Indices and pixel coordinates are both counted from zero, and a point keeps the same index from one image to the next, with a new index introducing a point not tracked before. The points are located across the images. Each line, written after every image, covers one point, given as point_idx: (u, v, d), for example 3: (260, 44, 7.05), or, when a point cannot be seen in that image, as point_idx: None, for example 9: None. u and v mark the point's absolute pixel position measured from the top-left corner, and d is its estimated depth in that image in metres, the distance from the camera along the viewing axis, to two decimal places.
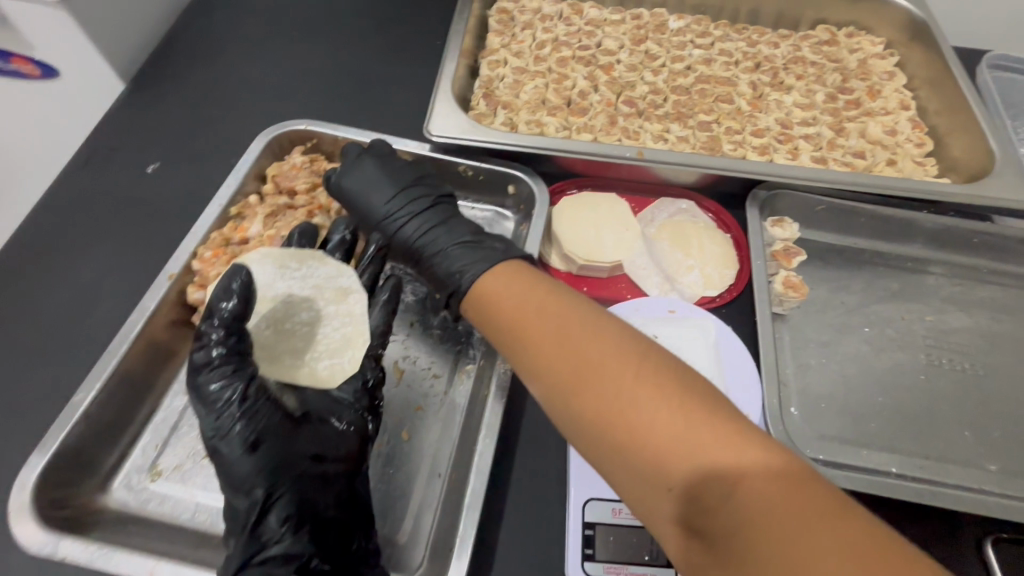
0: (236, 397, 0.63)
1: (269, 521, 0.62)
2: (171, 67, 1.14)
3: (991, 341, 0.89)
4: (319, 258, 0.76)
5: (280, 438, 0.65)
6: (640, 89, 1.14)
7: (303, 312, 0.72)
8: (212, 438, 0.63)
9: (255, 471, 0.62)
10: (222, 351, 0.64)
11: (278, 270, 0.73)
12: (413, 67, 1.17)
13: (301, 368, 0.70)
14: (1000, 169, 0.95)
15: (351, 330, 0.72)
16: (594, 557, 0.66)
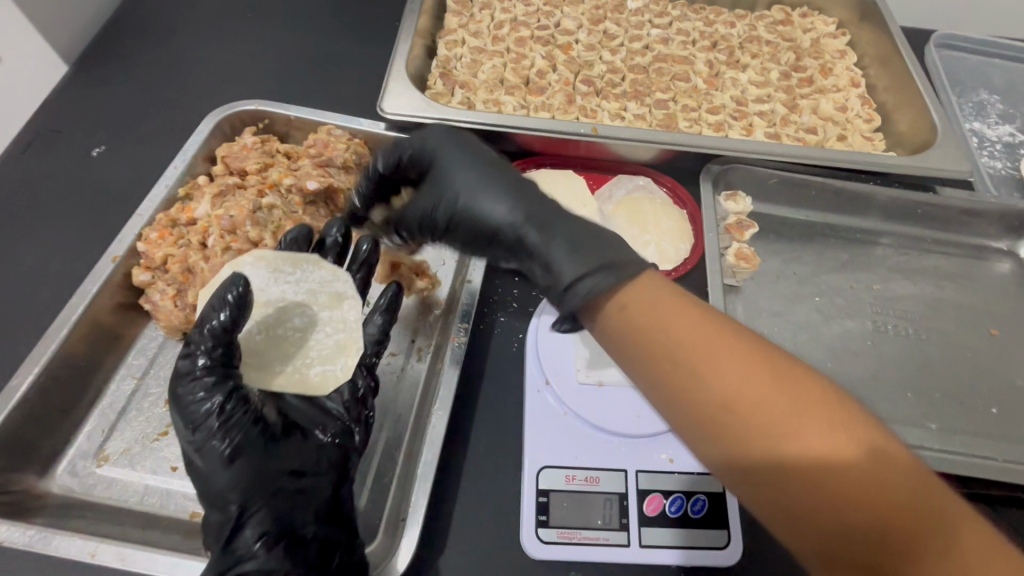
0: (214, 411, 0.60)
1: (245, 535, 0.61)
2: (116, 45, 1.10)
3: (934, 307, 0.92)
4: (315, 263, 0.72)
5: (262, 452, 0.62)
6: (598, 68, 1.15)
7: (296, 318, 0.70)
8: (192, 449, 0.61)
9: (234, 485, 0.60)
10: (208, 361, 0.60)
11: (271, 274, 0.71)
12: (370, 47, 1.16)
13: (292, 375, 0.68)
14: (942, 142, 0.98)
15: (344, 337, 0.69)
16: (548, 524, 0.68)
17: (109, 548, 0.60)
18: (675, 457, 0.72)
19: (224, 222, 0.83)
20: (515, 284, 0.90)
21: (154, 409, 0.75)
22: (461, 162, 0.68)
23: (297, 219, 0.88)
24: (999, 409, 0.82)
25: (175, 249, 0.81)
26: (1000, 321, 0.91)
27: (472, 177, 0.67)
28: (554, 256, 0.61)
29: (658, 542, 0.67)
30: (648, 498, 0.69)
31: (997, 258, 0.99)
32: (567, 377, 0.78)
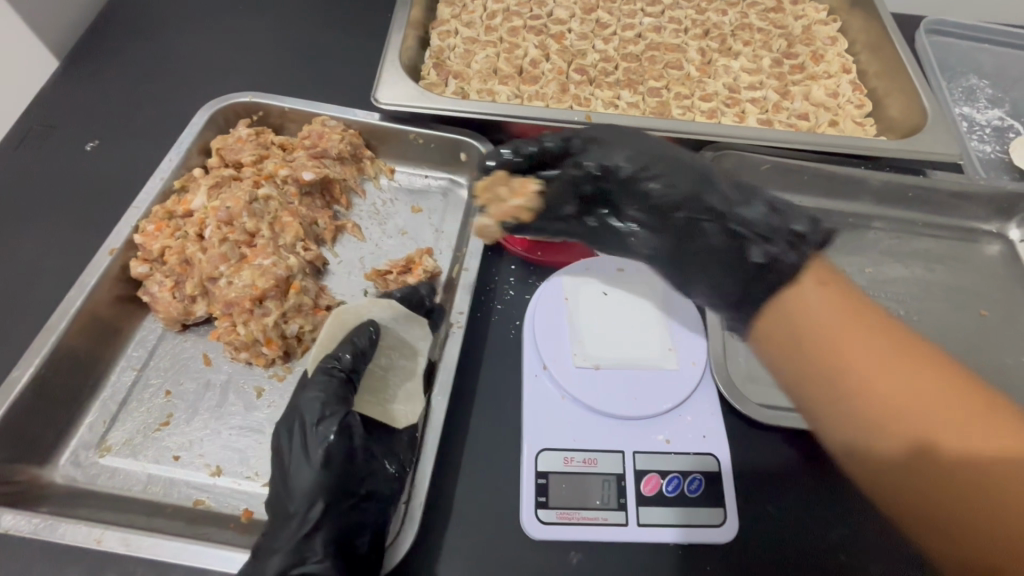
0: (332, 412, 0.67)
1: (313, 538, 0.61)
2: (106, 38, 1.10)
3: (926, 289, 0.93)
4: (413, 321, 0.80)
5: (347, 464, 0.65)
6: (591, 57, 1.15)
7: (383, 359, 0.77)
8: (295, 445, 0.66)
9: (315, 487, 0.63)
10: (341, 374, 0.71)
11: (389, 320, 0.79)
12: (362, 38, 1.15)
13: (371, 406, 0.72)
14: (932, 125, 0.99)
15: (417, 384, 0.75)
16: (547, 505, 0.69)
17: (114, 535, 0.61)
18: (672, 438, 0.74)
19: (220, 213, 0.83)
20: (512, 273, 0.91)
21: (155, 399, 0.75)
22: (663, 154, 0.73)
23: (293, 210, 0.88)
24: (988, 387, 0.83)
25: (173, 241, 0.81)
26: (990, 302, 0.93)
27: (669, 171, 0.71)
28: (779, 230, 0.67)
29: (656, 520, 0.69)
30: (645, 479, 0.71)
31: (986, 241, 1.00)
32: (565, 361, 0.78)
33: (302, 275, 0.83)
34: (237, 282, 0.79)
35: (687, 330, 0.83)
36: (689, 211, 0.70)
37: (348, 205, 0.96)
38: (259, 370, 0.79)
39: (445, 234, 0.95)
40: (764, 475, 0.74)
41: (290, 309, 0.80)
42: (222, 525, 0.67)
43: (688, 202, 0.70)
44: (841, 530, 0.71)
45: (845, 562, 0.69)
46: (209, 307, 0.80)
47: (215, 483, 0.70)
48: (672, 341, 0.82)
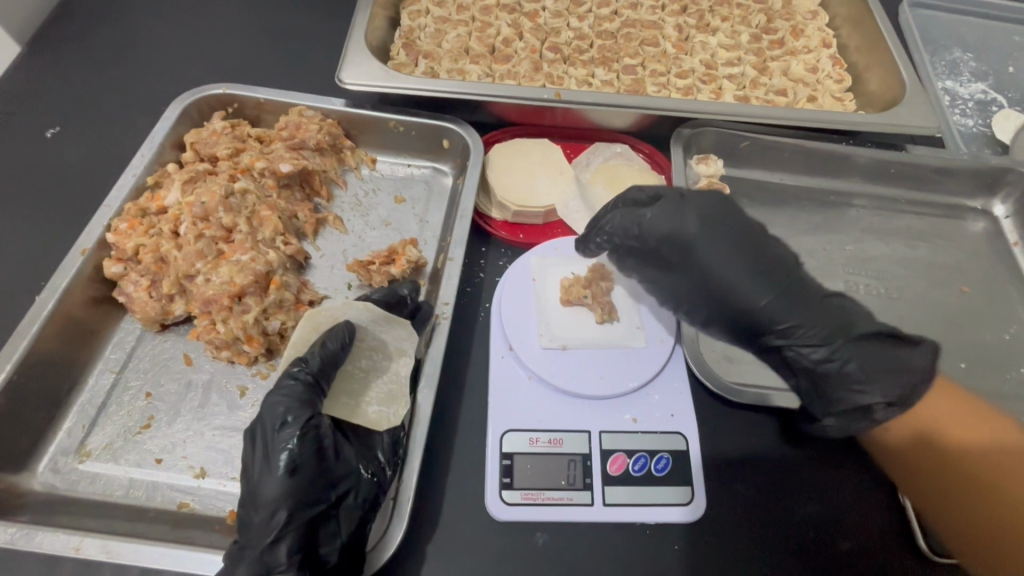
0: (298, 418, 0.63)
1: (278, 548, 0.59)
2: (66, 23, 1.06)
3: (906, 267, 0.93)
4: (391, 322, 0.75)
5: (316, 472, 0.63)
6: (565, 34, 1.12)
7: (363, 359, 0.74)
8: (260, 453, 0.63)
9: (282, 495, 0.60)
10: (308, 378, 0.66)
11: (368, 320, 0.74)
12: (331, 21, 1.12)
13: (349, 409, 0.70)
14: (911, 98, 0.98)
15: (397, 388, 0.72)
16: (512, 485, 0.70)
17: (93, 542, 0.61)
18: (639, 417, 0.75)
19: (195, 209, 0.81)
20: (483, 254, 0.90)
21: (134, 403, 0.74)
22: (768, 246, 0.76)
23: (271, 204, 0.86)
24: (967, 363, 0.84)
25: (147, 239, 0.79)
26: (970, 278, 0.93)
27: (770, 278, 0.74)
28: (860, 365, 0.73)
29: (623, 499, 0.70)
30: (611, 458, 0.72)
31: (971, 217, 1.00)
32: (532, 347, 0.79)
33: (283, 270, 0.82)
34: (215, 280, 0.78)
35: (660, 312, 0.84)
36: (818, 323, 0.73)
37: (329, 197, 0.94)
38: (242, 368, 0.78)
39: (430, 224, 0.94)
40: (735, 453, 0.75)
41: (271, 306, 0.78)
42: (207, 527, 0.67)
43: (765, 313, 0.73)
44: (811, 506, 0.72)
45: (813, 538, 0.70)
46: (187, 306, 0.79)
47: (199, 485, 0.70)
48: (641, 320, 0.83)
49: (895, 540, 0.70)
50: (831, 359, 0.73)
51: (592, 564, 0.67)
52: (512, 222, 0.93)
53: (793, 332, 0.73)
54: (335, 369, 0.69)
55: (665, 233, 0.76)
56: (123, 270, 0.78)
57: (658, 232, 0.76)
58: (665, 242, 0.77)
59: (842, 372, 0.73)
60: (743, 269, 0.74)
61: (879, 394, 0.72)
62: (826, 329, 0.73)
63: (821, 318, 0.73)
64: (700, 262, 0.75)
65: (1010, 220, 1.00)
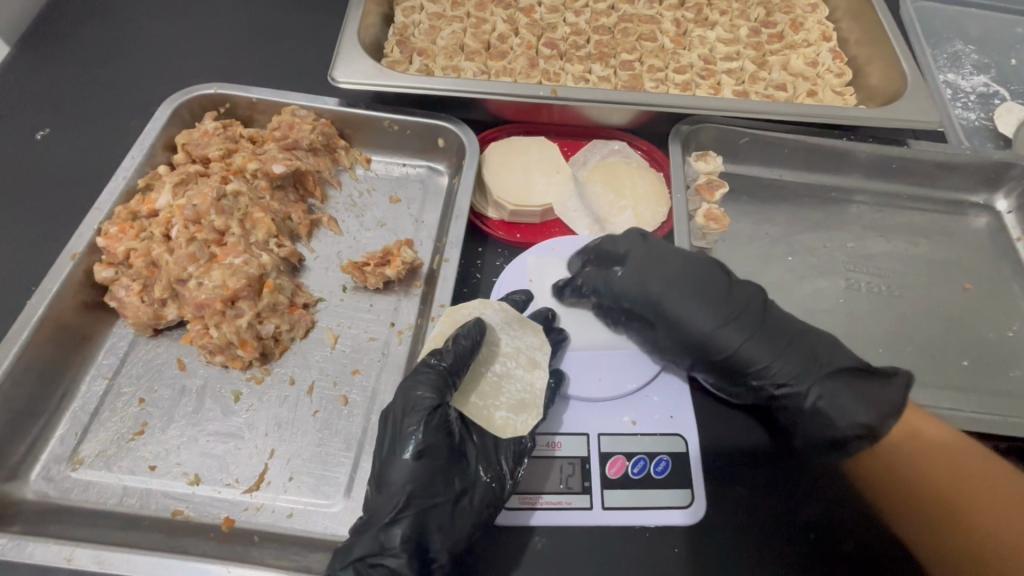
0: (428, 407, 0.66)
1: (393, 531, 0.61)
2: (55, 24, 1.05)
3: (907, 263, 0.92)
4: (525, 326, 0.75)
5: (441, 463, 0.65)
6: (562, 30, 1.11)
7: (499, 364, 0.74)
8: (389, 435, 0.66)
9: (408, 480, 0.63)
10: (439, 374, 0.67)
11: (502, 322, 0.76)
12: (324, 19, 1.11)
13: (481, 410, 0.71)
14: (912, 91, 0.96)
15: (530, 398, 0.71)
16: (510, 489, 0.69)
17: (85, 552, 0.60)
18: (637, 420, 0.74)
19: (186, 212, 0.80)
20: (480, 255, 0.89)
21: (126, 410, 0.73)
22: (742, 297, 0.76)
23: (264, 205, 0.85)
24: (970, 361, 0.83)
25: (138, 242, 0.78)
26: (972, 274, 0.92)
27: (745, 328, 0.74)
28: (847, 401, 0.72)
29: (622, 502, 0.69)
30: (610, 461, 0.71)
31: (973, 213, 0.99)
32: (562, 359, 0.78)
33: (277, 273, 0.81)
34: (207, 284, 0.77)
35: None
36: (800, 367, 0.73)
37: (323, 197, 0.93)
38: (236, 372, 0.77)
39: (426, 224, 0.93)
40: (736, 452, 0.74)
41: (265, 309, 0.77)
42: (202, 536, 0.66)
43: (742, 360, 0.74)
44: (814, 509, 0.71)
45: (816, 540, 0.69)
46: (180, 310, 0.78)
47: (193, 492, 0.69)
48: None
49: (899, 540, 0.69)
50: (814, 400, 0.72)
51: (592, 568, 0.66)
52: (508, 222, 0.92)
53: (777, 378, 0.73)
54: (466, 370, 0.69)
55: (646, 293, 0.76)
56: (114, 274, 0.77)
57: (633, 294, 0.76)
58: (639, 303, 0.77)
59: (825, 410, 0.72)
60: (720, 322, 0.74)
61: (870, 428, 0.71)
62: (798, 365, 0.73)
63: (800, 361, 0.73)
64: (672, 319, 0.75)
65: (1012, 215, 0.99)
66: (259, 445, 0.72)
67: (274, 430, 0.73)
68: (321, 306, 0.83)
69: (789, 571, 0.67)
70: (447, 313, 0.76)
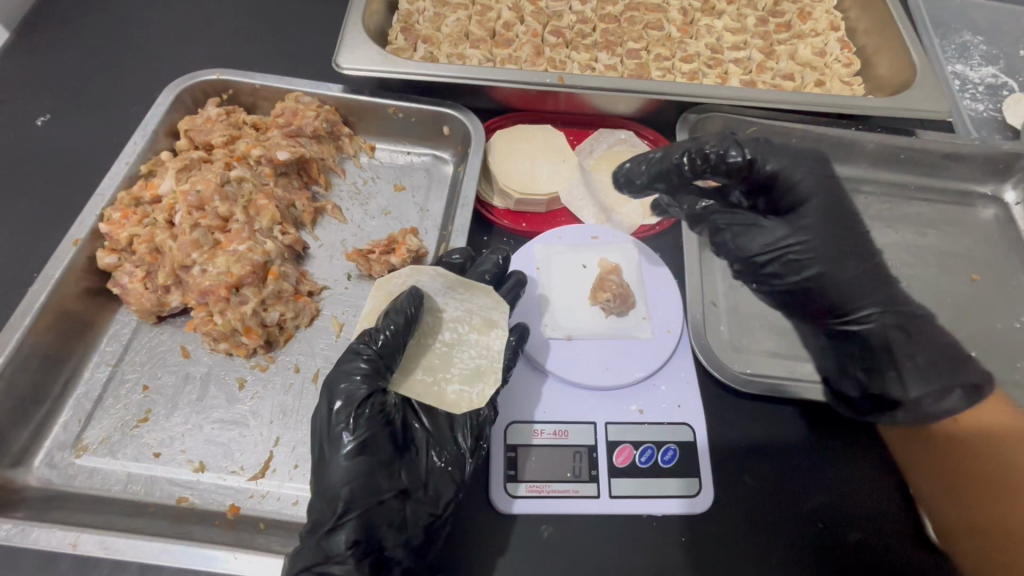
0: (359, 402, 0.63)
1: (336, 537, 0.59)
2: (55, 9, 1.04)
3: (916, 254, 0.92)
4: (471, 290, 0.75)
5: (382, 458, 0.63)
6: (568, 18, 1.10)
7: (447, 333, 0.72)
8: (322, 438, 0.63)
9: (345, 480, 0.61)
10: (368, 365, 0.64)
11: (444, 288, 0.75)
12: (327, 5, 1.10)
13: (430, 386, 0.69)
14: (921, 81, 0.95)
15: (486, 364, 0.70)
16: (517, 478, 0.69)
17: (91, 538, 0.59)
18: (644, 408, 0.74)
19: (190, 198, 0.79)
20: (486, 243, 0.89)
21: (130, 398, 0.73)
22: None
23: (268, 192, 0.84)
24: (978, 351, 0.83)
25: (140, 229, 0.77)
26: (982, 265, 0.92)
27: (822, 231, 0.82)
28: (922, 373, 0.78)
29: (628, 491, 0.69)
30: (617, 450, 0.71)
31: (981, 204, 0.99)
32: (534, 332, 0.79)
33: (281, 260, 0.80)
34: (212, 270, 0.76)
35: (660, 298, 0.83)
36: (869, 284, 0.81)
37: (326, 185, 0.92)
38: (240, 360, 0.76)
39: (430, 213, 0.92)
40: (743, 440, 0.74)
41: (269, 296, 0.76)
42: (207, 523, 0.66)
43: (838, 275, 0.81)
44: (821, 498, 0.71)
45: (822, 529, 0.69)
46: (183, 297, 0.77)
47: (199, 479, 0.68)
48: (647, 310, 0.81)
49: (904, 535, 0.69)
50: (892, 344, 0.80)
51: (599, 556, 0.66)
52: (514, 211, 0.91)
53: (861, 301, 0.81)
54: (398, 355, 0.66)
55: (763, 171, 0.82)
56: (117, 260, 0.76)
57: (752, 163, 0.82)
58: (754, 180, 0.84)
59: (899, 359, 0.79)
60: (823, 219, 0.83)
61: (935, 387, 0.78)
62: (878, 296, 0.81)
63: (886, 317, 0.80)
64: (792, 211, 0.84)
65: (1021, 206, 0.98)
66: (263, 433, 0.71)
67: (279, 418, 0.73)
68: (325, 294, 0.83)
69: (797, 561, 0.67)
70: (399, 274, 0.76)
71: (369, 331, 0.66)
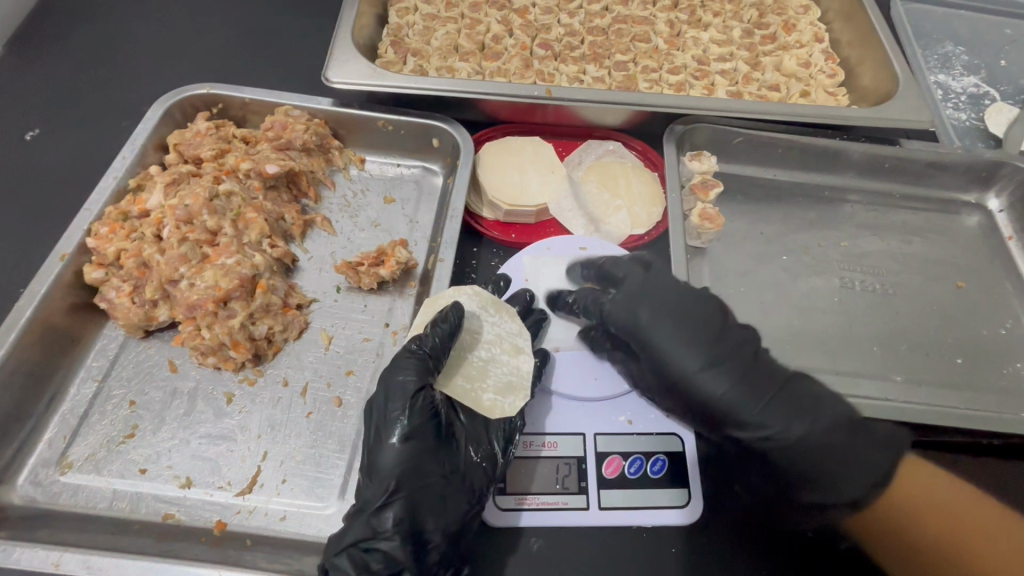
0: (411, 391, 0.67)
1: (384, 515, 0.62)
2: (46, 24, 1.04)
3: (901, 262, 0.93)
4: (501, 311, 0.77)
5: (429, 445, 0.67)
6: (556, 31, 1.11)
7: (483, 350, 0.75)
8: (376, 423, 0.67)
9: (397, 462, 0.65)
10: (419, 360, 0.69)
11: (478, 310, 0.77)
12: (316, 20, 1.10)
13: (467, 392, 0.72)
14: (903, 92, 0.97)
15: (516, 380, 0.72)
16: (505, 490, 0.68)
17: (72, 557, 0.59)
18: (634, 418, 0.74)
19: (178, 212, 0.79)
20: (475, 254, 0.89)
21: (116, 415, 0.72)
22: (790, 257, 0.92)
23: (257, 206, 0.85)
24: (963, 359, 0.83)
25: (129, 243, 0.77)
26: (966, 273, 0.92)
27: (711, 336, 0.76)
28: (867, 481, 0.69)
29: (617, 502, 0.68)
30: (607, 461, 0.71)
31: (965, 212, 1.00)
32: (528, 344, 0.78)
33: (269, 273, 0.80)
34: (199, 284, 0.76)
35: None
36: (754, 394, 0.70)
37: (316, 198, 0.92)
38: (228, 374, 0.76)
39: (420, 225, 0.92)
40: (731, 450, 0.74)
41: (257, 310, 0.76)
42: (192, 540, 0.65)
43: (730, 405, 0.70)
44: (810, 507, 0.71)
45: (812, 539, 0.68)
46: (171, 312, 0.77)
47: (185, 495, 0.68)
48: None
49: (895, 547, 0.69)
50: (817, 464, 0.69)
51: (589, 569, 0.65)
52: (503, 222, 0.92)
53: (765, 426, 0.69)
54: (444, 357, 0.71)
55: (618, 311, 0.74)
56: (104, 275, 0.76)
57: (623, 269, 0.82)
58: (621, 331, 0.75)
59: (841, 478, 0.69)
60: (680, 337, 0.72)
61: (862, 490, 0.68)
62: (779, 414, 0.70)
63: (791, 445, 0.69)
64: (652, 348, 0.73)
65: (1004, 214, 0.99)
66: (251, 447, 0.71)
67: (268, 432, 0.72)
68: (314, 306, 0.83)
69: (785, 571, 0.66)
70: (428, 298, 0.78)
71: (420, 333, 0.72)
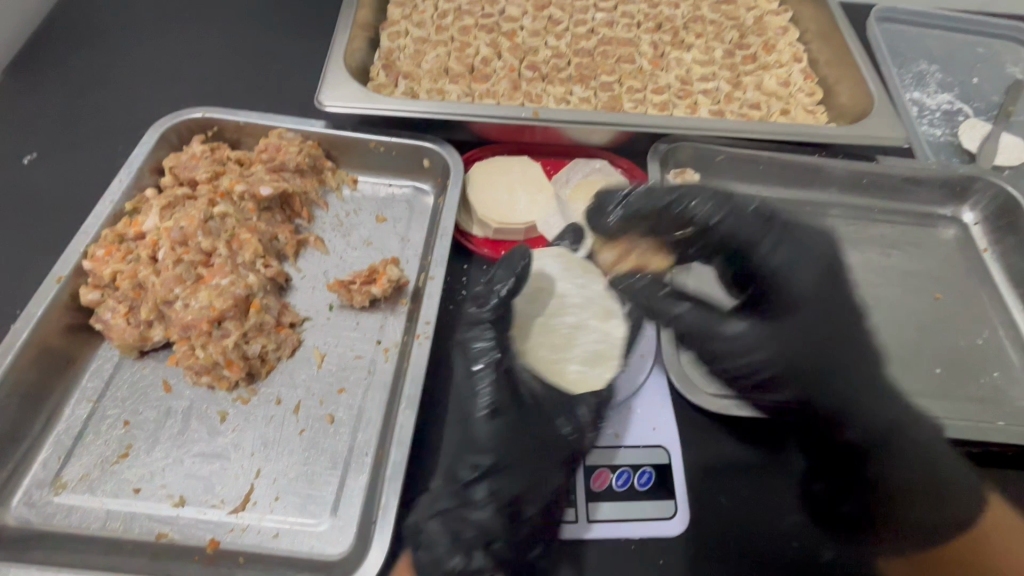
0: (491, 362, 0.69)
1: (476, 487, 0.65)
2: (44, 50, 1.06)
3: (880, 274, 0.95)
4: (587, 272, 0.83)
5: (516, 419, 0.69)
6: (543, 53, 1.14)
7: (571, 316, 0.80)
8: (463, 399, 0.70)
9: (486, 437, 0.67)
10: (491, 313, 0.72)
11: (563, 270, 0.83)
12: (310, 45, 1.13)
13: (554, 363, 0.77)
14: (878, 110, 1.00)
15: (606, 347, 0.77)
16: None
17: None
18: (621, 432, 0.75)
19: (174, 234, 0.81)
20: (466, 271, 0.91)
21: (110, 435, 0.73)
22: None
23: (251, 227, 0.86)
24: (942, 368, 0.85)
25: (125, 264, 0.79)
26: (944, 284, 0.95)
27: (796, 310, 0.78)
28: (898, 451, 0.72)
29: (604, 515, 0.70)
30: (595, 474, 0.72)
31: (942, 225, 1.03)
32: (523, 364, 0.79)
33: (263, 293, 0.81)
34: (194, 304, 0.77)
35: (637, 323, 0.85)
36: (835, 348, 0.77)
37: (309, 218, 0.94)
38: (222, 393, 0.77)
39: (412, 243, 0.94)
40: (716, 462, 0.75)
41: (251, 329, 0.78)
42: (186, 558, 0.66)
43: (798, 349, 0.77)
44: (793, 518, 0.72)
45: (797, 549, 0.70)
46: (166, 331, 0.78)
47: (178, 514, 0.69)
48: None
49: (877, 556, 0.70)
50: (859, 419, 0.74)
51: None
52: (493, 239, 0.94)
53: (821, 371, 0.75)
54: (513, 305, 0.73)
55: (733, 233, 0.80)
56: (100, 296, 0.78)
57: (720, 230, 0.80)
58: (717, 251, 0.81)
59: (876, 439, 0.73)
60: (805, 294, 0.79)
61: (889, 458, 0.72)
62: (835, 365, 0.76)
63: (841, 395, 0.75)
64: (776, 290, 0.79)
65: (978, 227, 1.02)
66: (244, 465, 0.72)
67: (260, 450, 0.73)
68: (307, 325, 0.84)
69: None
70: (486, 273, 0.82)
71: (485, 287, 0.74)
